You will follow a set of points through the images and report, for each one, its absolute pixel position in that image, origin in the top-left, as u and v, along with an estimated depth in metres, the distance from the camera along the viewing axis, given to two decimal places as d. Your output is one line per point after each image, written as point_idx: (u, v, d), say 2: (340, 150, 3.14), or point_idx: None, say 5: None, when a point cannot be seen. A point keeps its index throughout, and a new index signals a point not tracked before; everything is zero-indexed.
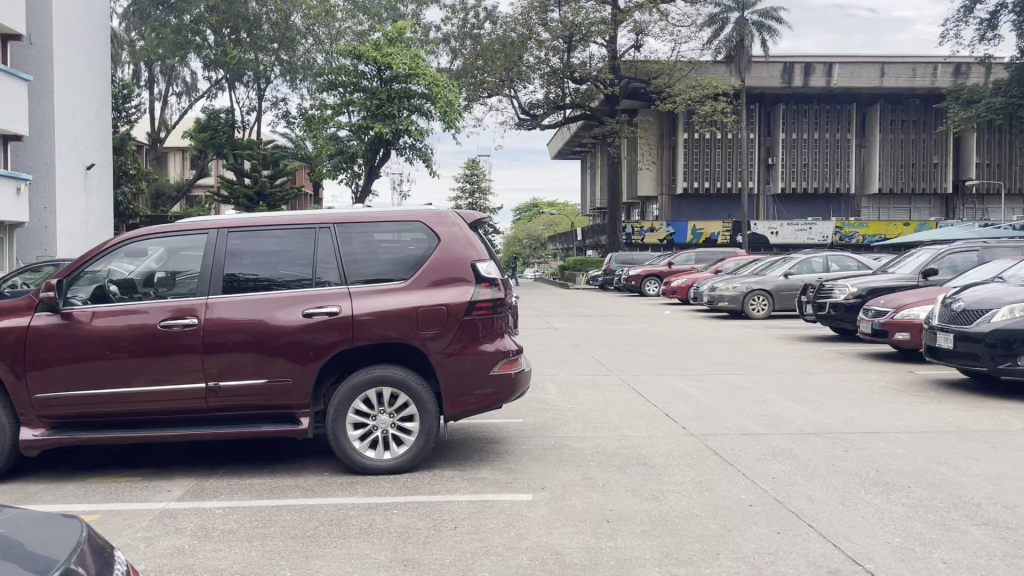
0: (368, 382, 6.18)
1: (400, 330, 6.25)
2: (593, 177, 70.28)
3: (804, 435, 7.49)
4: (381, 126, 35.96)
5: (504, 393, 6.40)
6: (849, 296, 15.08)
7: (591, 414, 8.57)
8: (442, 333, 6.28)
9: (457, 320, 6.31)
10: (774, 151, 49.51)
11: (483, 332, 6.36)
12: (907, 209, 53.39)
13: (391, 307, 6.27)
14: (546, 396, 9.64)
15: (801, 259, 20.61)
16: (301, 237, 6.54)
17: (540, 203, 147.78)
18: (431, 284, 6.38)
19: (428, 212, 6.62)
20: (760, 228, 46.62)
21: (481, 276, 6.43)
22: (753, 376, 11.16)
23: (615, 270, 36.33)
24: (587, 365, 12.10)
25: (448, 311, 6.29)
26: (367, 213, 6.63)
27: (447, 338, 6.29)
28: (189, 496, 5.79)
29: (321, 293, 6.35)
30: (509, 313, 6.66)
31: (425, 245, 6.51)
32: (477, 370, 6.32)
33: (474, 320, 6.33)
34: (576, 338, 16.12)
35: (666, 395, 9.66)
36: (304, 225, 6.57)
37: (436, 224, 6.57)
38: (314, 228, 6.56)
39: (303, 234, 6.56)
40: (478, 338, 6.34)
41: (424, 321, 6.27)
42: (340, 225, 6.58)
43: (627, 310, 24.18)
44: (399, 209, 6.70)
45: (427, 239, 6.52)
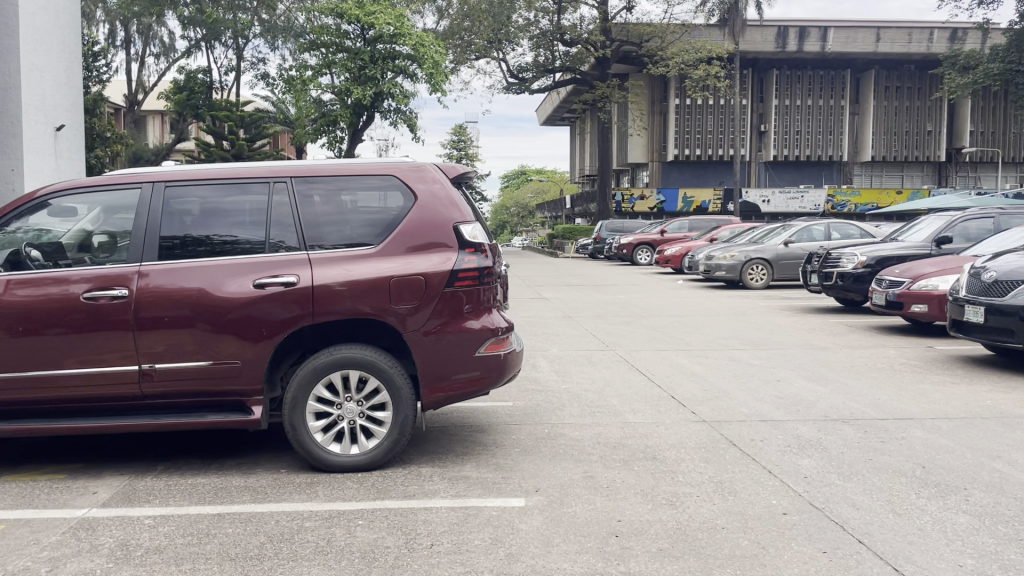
0: (333, 366, 5.27)
1: (370, 304, 5.32)
2: (583, 145, 69.10)
3: (829, 422, 6.66)
4: (364, 90, 34.68)
5: (491, 377, 5.49)
6: (857, 266, 14.34)
7: (588, 396, 7.71)
8: (420, 308, 5.36)
9: (437, 293, 5.37)
10: (766, 117, 48.51)
11: (468, 307, 5.44)
12: (900, 177, 52.58)
13: (359, 278, 5.33)
14: (537, 375, 8.78)
15: (802, 227, 19.74)
16: (254, 193, 5.56)
17: (527, 170, 146.57)
18: (407, 249, 5.43)
19: (404, 166, 5.65)
20: (751, 195, 45.47)
21: (464, 240, 5.49)
22: (761, 352, 10.31)
23: (607, 237, 35.39)
24: (581, 339, 11.25)
25: (428, 284, 5.36)
26: (332, 165, 5.65)
27: (427, 311, 5.37)
28: (117, 500, 4.86)
29: (276, 260, 5.39)
30: (498, 283, 5.73)
31: (398, 204, 5.53)
32: (460, 351, 5.41)
33: (456, 292, 5.40)
34: (568, 310, 15.26)
35: (670, 374, 8.80)
36: (259, 179, 5.58)
37: (414, 178, 5.60)
38: (271, 182, 5.58)
39: (257, 189, 5.57)
40: (462, 314, 5.42)
41: (398, 293, 5.34)
42: (301, 178, 5.59)
43: (620, 280, 23.34)
44: (369, 161, 5.71)
45: (403, 198, 5.55)
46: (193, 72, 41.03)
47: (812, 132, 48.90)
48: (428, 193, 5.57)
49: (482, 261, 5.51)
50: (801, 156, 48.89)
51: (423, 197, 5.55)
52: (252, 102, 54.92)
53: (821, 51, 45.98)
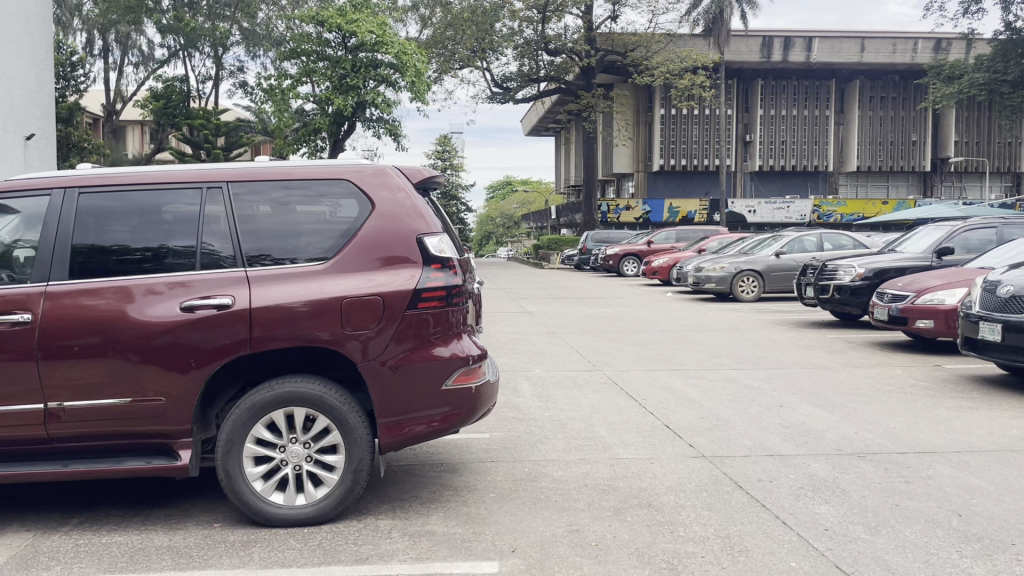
0: (275, 405, 4.50)
1: (319, 330, 4.55)
2: (568, 156, 68.57)
3: (843, 457, 5.95)
4: (344, 98, 33.86)
5: (462, 413, 4.73)
6: (856, 278, 13.66)
7: (573, 426, 6.96)
8: (380, 332, 4.59)
9: (397, 316, 4.60)
10: (751, 127, 48.03)
11: (437, 333, 4.69)
12: (885, 187, 52.22)
13: (307, 300, 4.55)
14: (518, 400, 8.02)
15: (793, 238, 19.14)
16: (189, 198, 4.79)
17: (514, 181, 146.22)
18: (365, 265, 4.68)
19: (361, 169, 4.90)
20: (738, 206, 44.94)
21: (430, 254, 4.73)
22: (760, 372, 9.61)
23: (592, 248, 34.73)
24: (566, 358, 10.51)
25: (388, 306, 4.60)
26: (276, 167, 4.89)
27: (386, 336, 4.60)
28: (12, 566, 4.05)
29: (208, 278, 4.62)
30: (469, 304, 4.98)
31: (353, 215, 4.79)
32: (425, 384, 4.65)
33: (421, 314, 4.64)
34: (552, 325, 14.52)
35: (662, 398, 8.07)
36: (196, 182, 4.82)
37: (370, 183, 4.86)
38: (207, 188, 4.82)
39: (193, 195, 4.80)
40: (428, 342, 4.66)
41: (352, 316, 4.58)
42: (243, 182, 4.84)
43: (606, 292, 22.65)
44: (320, 163, 4.97)
45: (360, 206, 4.81)
46: (171, 79, 40.12)
47: (797, 141, 48.51)
48: (388, 200, 4.82)
49: (451, 279, 4.76)
50: (787, 167, 48.46)
51: (380, 205, 4.80)
52: (231, 111, 54.03)
53: (806, 61, 45.57)
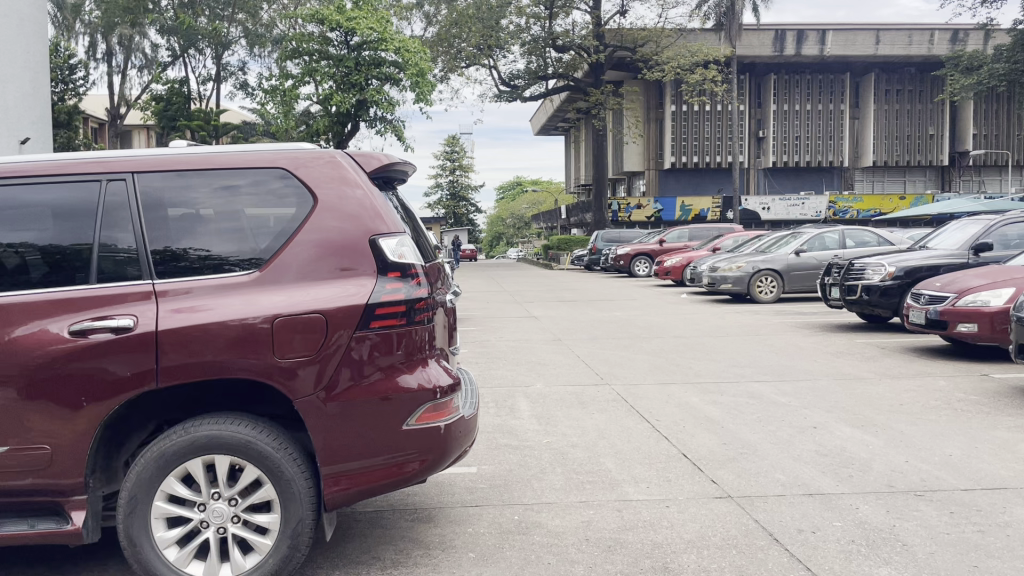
0: (201, 448, 3.57)
1: (260, 354, 3.62)
2: (578, 154, 67.55)
3: (897, 496, 4.97)
4: (345, 97, 32.87)
5: (430, 458, 3.78)
6: (885, 278, 12.63)
7: (576, 455, 6.01)
8: (328, 356, 3.66)
9: (344, 338, 3.66)
10: (765, 123, 46.80)
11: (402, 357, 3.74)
12: (902, 182, 51.00)
13: (260, 316, 3.63)
14: (516, 422, 7.05)
15: (813, 235, 18.12)
16: (168, 188, 3.90)
17: (523, 181, 145.48)
18: (304, 276, 3.74)
19: (300, 158, 3.95)
20: (751, 203, 43.85)
21: (386, 260, 3.78)
22: (786, 384, 8.63)
23: (602, 248, 33.75)
24: (573, 369, 9.53)
25: (333, 324, 3.66)
26: (194, 154, 3.96)
27: (336, 362, 3.66)
28: None
29: (106, 294, 3.69)
30: (438, 320, 4.01)
31: (290, 211, 3.87)
32: (378, 422, 3.71)
33: (376, 335, 3.70)
34: (559, 331, 13.53)
35: (679, 419, 7.10)
36: (170, 168, 3.92)
37: (308, 175, 3.92)
38: (191, 175, 3.92)
39: (175, 183, 3.91)
40: (387, 372, 3.71)
41: (286, 340, 3.64)
42: (223, 170, 3.93)
43: (617, 293, 21.69)
44: (250, 148, 4.04)
45: (299, 202, 3.87)
46: (172, 81, 39.37)
47: (811, 136, 47.36)
48: (344, 194, 3.88)
49: (418, 287, 3.80)
50: (802, 162, 47.27)
51: (332, 199, 3.87)
52: (234, 113, 53.11)
53: (820, 55, 44.26)
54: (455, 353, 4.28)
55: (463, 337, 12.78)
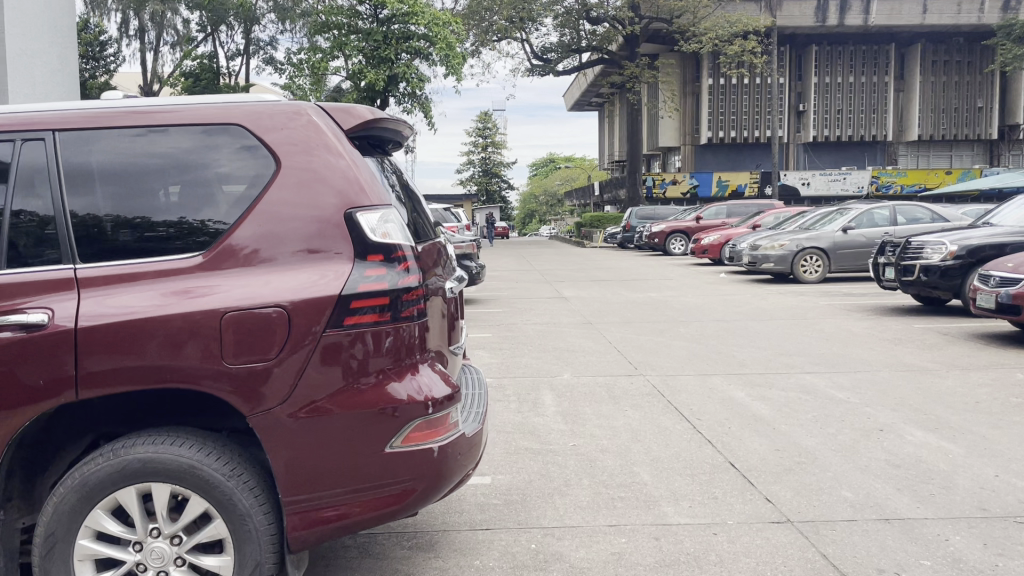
0: (141, 475, 2.86)
1: (218, 360, 2.90)
2: (612, 130, 66.14)
3: (993, 523, 4.14)
4: (377, 72, 31.58)
5: (421, 489, 3.04)
6: (946, 258, 11.60)
7: (605, 461, 5.23)
8: (294, 364, 2.92)
9: (314, 340, 2.92)
10: (806, 96, 45.07)
11: (388, 362, 2.99)
12: (947, 157, 49.10)
13: (211, 309, 2.90)
14: (540, 421, 6.26)
15: (862, 211, 17.08)
16: (124, 148, 3.15)
17: (556, 158, 144.24)
18: (274, 260, 3.00)
19: (272, 119, 3.17)
20: (790, 178, 42.31)
21: (366, 240, 3.03)
22: (841, 377, 7.76)
23: (637, 225, 32.72)
24: (606, 357, 8.72)
25: (297, 322, 2.92)
26: (178, 106, 3.19)
27: (305, 372, 2.92)
28: None
29: (11, 284, 2.98)
30: (433, 313, 3.24)
31: (259, 178, 3.11)
32: (355, 441, 2.96)
33: (349, 337, 2.95)
34: (590, 314, 12.70)
35: (724, 418, 6.29)
36: (152, 122, 3.15)
37: (284, 138, 3.14)
38: (216, 133, 3.16)
39: (150, 143, 3.15)
40: (364, 383, 2.96)
41: (244, 342, 2.90)
42: (234, 128, 3.16)
43: (651, 272, 20.80)
44: (231, 99, 3.27)
45: (263, 166, 3.12)
46: (202, 57, 38.74)
47: (854, 110, 45.59)
48: (316, 161, 3.11)
49: (405, 274, 3.03)
50: (844, 137, 45.59)
51: (305, 165, 3.10)
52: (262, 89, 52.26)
53: (865, 25, 42.30)
54: (456, 356, 3.50)
55: (489, 320, 12.01)
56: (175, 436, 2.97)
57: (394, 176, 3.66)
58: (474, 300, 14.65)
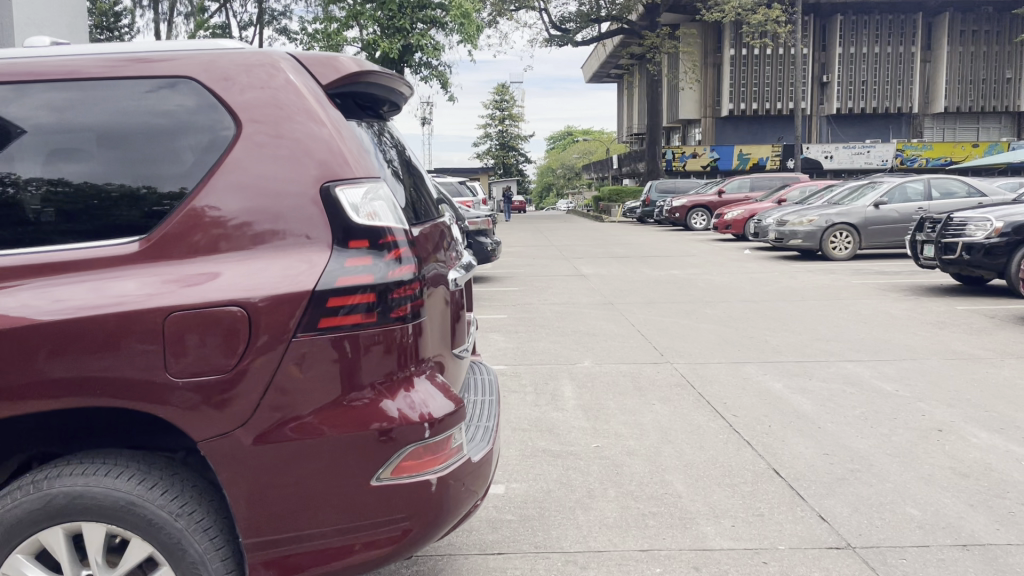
0: (74, 510, 2.32)
1: (176, 370, 2.34)
2: (631, 101, 65.00)
3: None
4: (391, 43, 29.47)
5: (414, 529, 2.47)
6: (991, 235, 10.87)
7: (631, 467, 4.66)
8: (260, 379, 2.35)
9: (284, 348, 2.36)
10: (830, 66, 43.78)
11: (376, 373, 2.43)
12: (975, 129, 47.67)
13: (166, 308, 2.33)
14: (559, 417, 5.70)
15: (895, 185, 16.30)
16: (83, 107, 2.56)
17: (574, 130, 142.93)
18: (247, 246, 2.43)
19: (245, 77, 2.57)
20: (813, 151, 41.25)
21: (355, 224, 2.45)
22: (886, 365, 7.14)
23: (656, 199, 31.94)
24: (629, 343, 8.13)
25: (262, 323, 2.35)
26: (172, 53, 2.60)
27: (274, 389, 2.36)
28: None
29: None
30: (432, 315, 2.66)
31: (229, 139, 2.52)
32: (331, 472, 2.39)
33: (325, 343, 2.38)
34: (611, 292, 12.10)
35: (763, 414, 5.69)
36: (151, 75, 2.57)
37: (257, 99, 2.54)
38: (214, 91, 2.56)
39: (156, 101, 2.57)
40: (346, 400, 2.40)
41: (203, 349, 2.34)
42: (243, 83, 2.56)
43: (673, 248, 20.14)
44: (214, 44, 2.67)
45: (231, 130, 2.54)
46: (213, 28, 37.86)
47: (880, 81, 44.25)
48: (288, 128, 2.52)
49: (396, 264, 2.45)
50: (868, 109, 44.33)
51: (279, 132, 2.51)
52: None
53: None
54: (460, 361, 2.93)
55: (504, 300, 11.44)
56: (129, 463, 2.43)
57: (390, 149, 3.07)
58: (489, 278, 14.06)
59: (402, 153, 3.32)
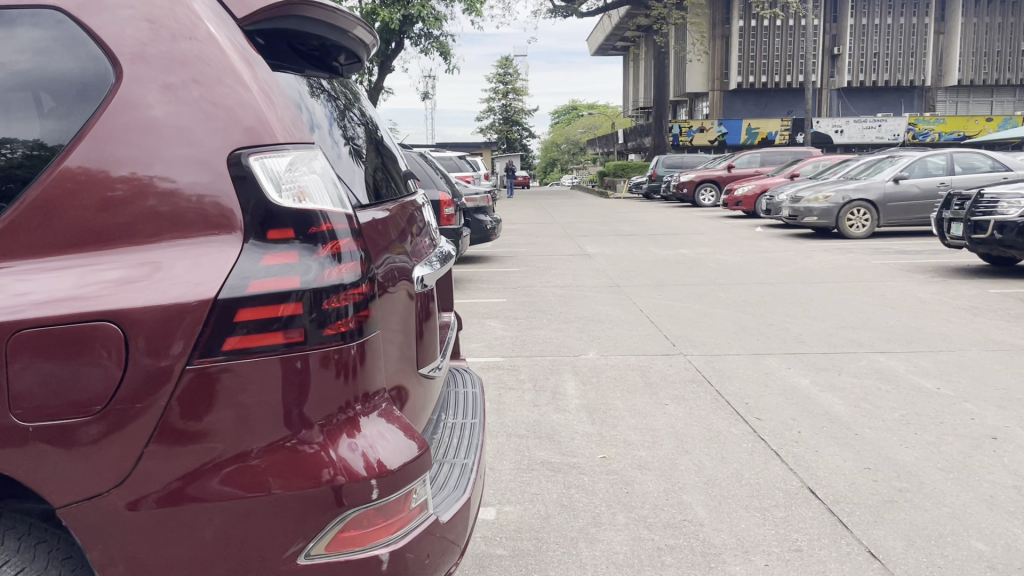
0: None
1: (39, 411, 1.70)
2: (638, 75, 63.83)
3: None
4: (391, 12, 27.42)
5: None
6: None
7: (636, 487, 4.01)
8: (152, 422, 1.70)
9: (181, 380, 1.70)
10: (841, 38, 42.57)
11: (316, 409, 1.79)
12: (988, 103, 46.41)
13: (36, 320, 1.69)
14: (561, 420, 5.05)
15: (915, 160, 15.57)
16: (61, 48, 1.88)
17: (580, 105, 141.32)
18: (169, 241, 1.77)
19: (169, 20, 1.87)
20: (823, 125, 40.20)
21: (281, 211, 1.78)
22: (920, 358, 6.47)
23: (664, 175, 31.10)
24: (638, 331, 7.47)
25: (163, 344, 1.69)
26: None
27: (167, 437, 1.71)
28: None
29: None
30: (383, 330, 2.01)
31: (154, 94, 1.83)
32: (247, 545, 1.74)
33: (241, 371, 1.72)
34: (617, 274, 11.41)
35: (790, 418, 5.02)
36: (139, 10, 1.87)
37: (177, 50, 1.86)
38: (185, 33, 1.87)
39: (147, 42, 1.85)
40: (281, 446, 1.76)
41: (75, 383, 1.69)
42: (177, 20, 1.88)
43: (681, 225, 19.41)
44: None
45: (138, 78, 1.83)
46: None
47: (892, 53, 43.04)
48: (213, 90, 1.84)
49: (332, 263, 1.80)
50: (879, 82, 43.14)
51: (209, 94, 1.84)
52: None
53: None
54: (427, 384, 2.31)
55: (503, 281, 10.78)
56: None
57: (354, 125, 2.52)
58: (489, 257, 13.39)
59: (365, 126, 2.69)
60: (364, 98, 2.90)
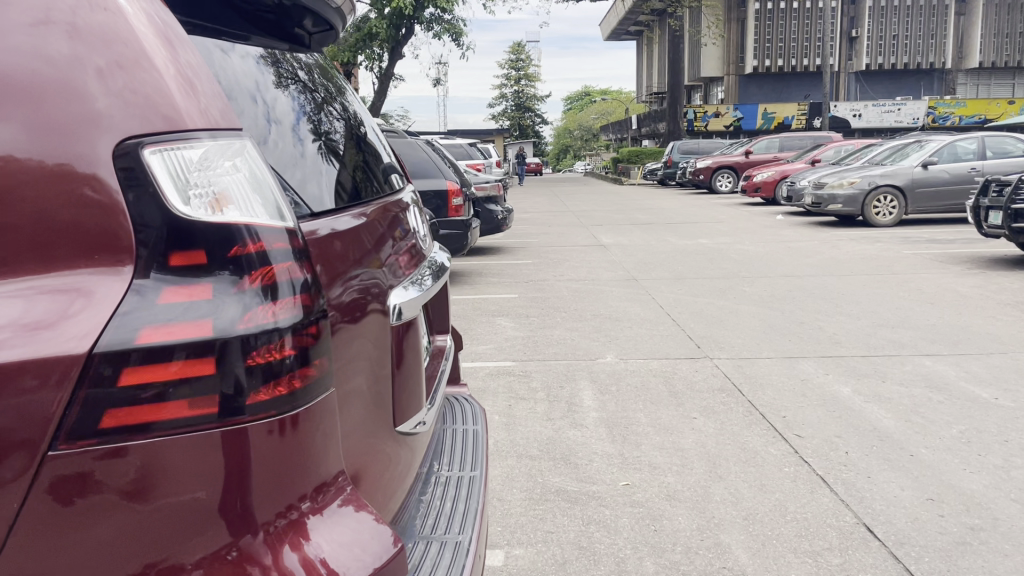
0: None
1: None
2: (651, 60, 62.91)
3: None
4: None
5: None
6: None
7: (661, 523, 3.50)
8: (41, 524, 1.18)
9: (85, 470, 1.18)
10: (859, 20, 41.56)
11: (262, 504, 1.30)
12: (1011, 86, 45.17)
13: None
14: (578, 437, 4.53)
15: (943, 145, 14.92)
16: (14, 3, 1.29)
17: (592, 91, 139.79)
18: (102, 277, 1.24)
19: None
20: (840, 109, 39.17)
21: (208, 230, 1.28)
22: (969, 361, 5.91)
23: (679, 161, 30.39)
24: (659, 331, 6.94)
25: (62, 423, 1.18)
26: None
27: (58, 548, 1.18)
28: None
29: None
30: (342, 387, 1.54)
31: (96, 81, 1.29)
32: None
33: (157, 456, 1.22)
34: (634, 266, 10.85)
35: (834, 436, 4.47)
36: None
37: (97, 23, 1.32)
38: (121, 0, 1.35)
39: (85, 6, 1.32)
40: (221, 559, 1.26)
41: None
42: None
43: (699, 213, 18.79)
44: None
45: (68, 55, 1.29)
46: None
47: (911, 35, 41.94)
48: (138, 78, 1.31)
49: (264, 300, 1.29)
50: (899, 65, 42.07)
51: (137, 83, 1.31)
52: None
53: None
54: (407, 443, 1.83)
55: (515, 275, 10.23)
56: None
57: (331, 118, 2.09)
58: (500, 248, 12.86)
59: (346, 121, 2.20)
60: (349, 92, 2.43)
